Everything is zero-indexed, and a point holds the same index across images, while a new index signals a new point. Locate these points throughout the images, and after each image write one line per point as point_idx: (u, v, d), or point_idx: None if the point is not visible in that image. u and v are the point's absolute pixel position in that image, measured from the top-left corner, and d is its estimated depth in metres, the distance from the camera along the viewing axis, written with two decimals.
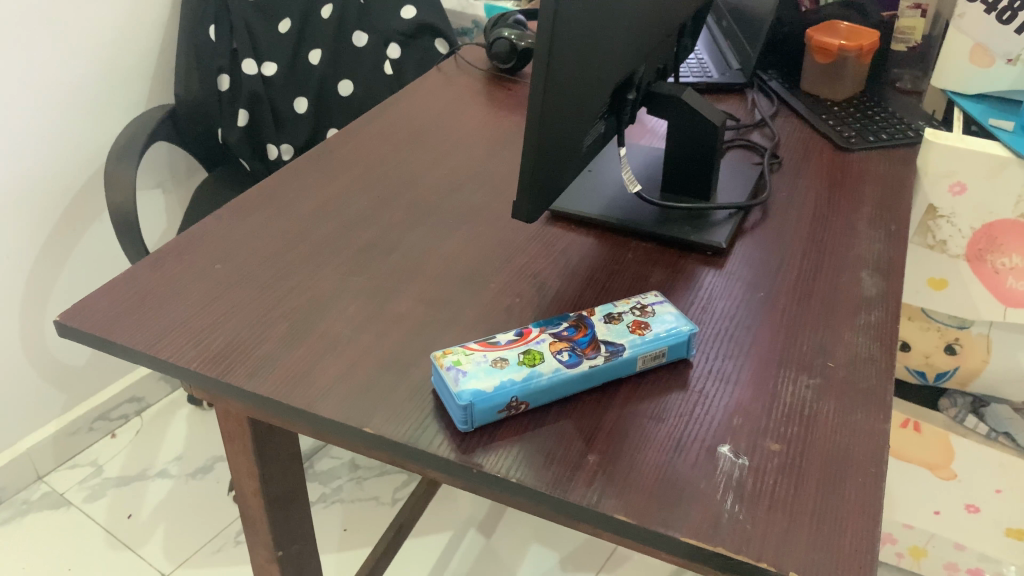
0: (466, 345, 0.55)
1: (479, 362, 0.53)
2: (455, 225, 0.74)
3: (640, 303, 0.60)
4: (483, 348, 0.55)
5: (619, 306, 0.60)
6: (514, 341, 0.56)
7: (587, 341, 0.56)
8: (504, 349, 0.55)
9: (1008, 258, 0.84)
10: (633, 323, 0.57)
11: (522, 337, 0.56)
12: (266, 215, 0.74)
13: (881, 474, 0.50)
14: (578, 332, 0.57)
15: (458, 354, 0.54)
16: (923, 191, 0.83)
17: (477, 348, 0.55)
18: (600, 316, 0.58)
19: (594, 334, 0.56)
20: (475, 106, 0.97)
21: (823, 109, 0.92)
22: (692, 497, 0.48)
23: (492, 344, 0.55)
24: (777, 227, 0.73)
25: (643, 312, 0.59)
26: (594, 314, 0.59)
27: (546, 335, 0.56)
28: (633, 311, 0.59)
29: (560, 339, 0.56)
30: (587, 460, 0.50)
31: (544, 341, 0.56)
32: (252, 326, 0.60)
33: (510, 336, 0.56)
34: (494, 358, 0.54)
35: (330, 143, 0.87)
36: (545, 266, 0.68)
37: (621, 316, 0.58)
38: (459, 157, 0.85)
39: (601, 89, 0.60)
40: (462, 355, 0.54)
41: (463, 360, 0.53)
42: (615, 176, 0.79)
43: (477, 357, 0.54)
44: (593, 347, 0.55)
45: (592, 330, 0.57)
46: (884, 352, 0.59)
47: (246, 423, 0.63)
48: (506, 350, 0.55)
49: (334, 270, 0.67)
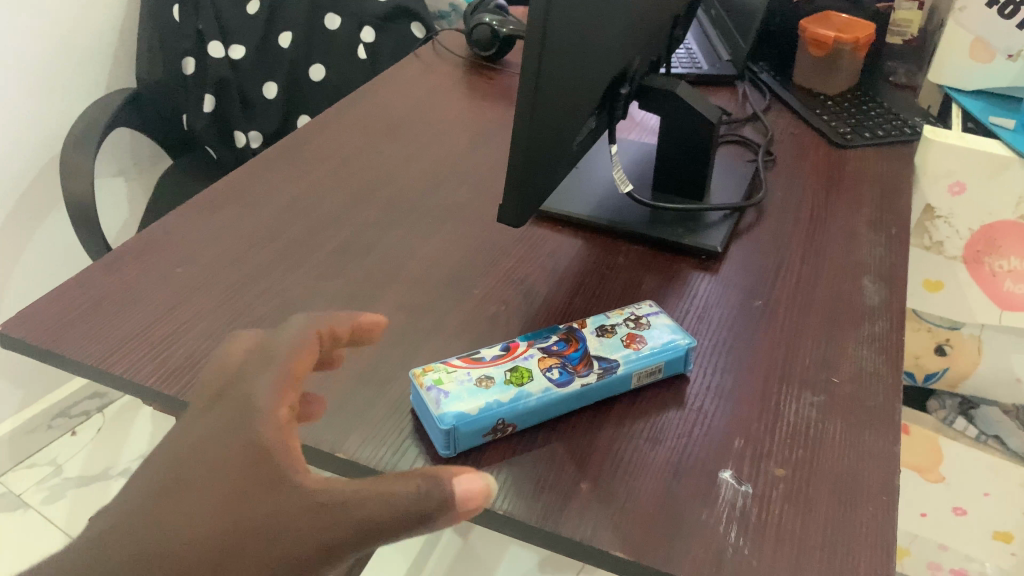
0: (448, 362, 0.51)
1: (462, 381, 0.49)
2: (435, 225, 0.69)
3: (633, 314, 0.56)
4: (467, 364, 0.51)
5: (612, 318, 0.56)
6: (501, 356, 0.52)
7: (578, 357, 0.52)
8: (489, 366, 0.51)
9: (1006, 261, 0.81)
10: (627, 336, 0.54)
11: (508, 352, 0.52)
12: (231, 213, 0.69)
13: (893, 502, 0.46)
14: (568, 346, 0.53)
15: (440, 372, 0.50)
16: (922, 191, 0.79)
17: (460, 365, 0.51)
18: (591, 329, 0.54)
19: (586, 349, 0.53)
20: (455, 96, 0.93)
21: (817, 103, 0.88)
22: (693, 528, 0.45)
23: (476, 360, 0.51)
24: (773, 230, 0.70)
25: (637, 324, 0.55)
26: (585, 327, 0.55)
27: (534, 349, 0.52)
28: (627, 323, 0.55)
29: (549, 354, 0.52)
30: (580, 488, 0.47)
31: (533, 357, 0.52)
32: (215, 337, 0.56)
33: (496, 351, 0.52)
34: (478, 377, 0.50)
35: (301, 134, 0.82)
36: (532, 270, 0.64)
37: (614, 329, 0.55)
38: (438, 151, 0.81)
39: (594, 83, 0.56)
40: (444, 373, 0.50)
41: (445, 379, 0.49)
42: (604, 173, 0.75)
43: (460, 374, 0.50)
44: (585, 364, 0.51)
45: (584, 344, 0.53)
46: (890, 366, 0.56)
47: None
48: (491, 367, 0.51)
49: (305, 274, 0.62)
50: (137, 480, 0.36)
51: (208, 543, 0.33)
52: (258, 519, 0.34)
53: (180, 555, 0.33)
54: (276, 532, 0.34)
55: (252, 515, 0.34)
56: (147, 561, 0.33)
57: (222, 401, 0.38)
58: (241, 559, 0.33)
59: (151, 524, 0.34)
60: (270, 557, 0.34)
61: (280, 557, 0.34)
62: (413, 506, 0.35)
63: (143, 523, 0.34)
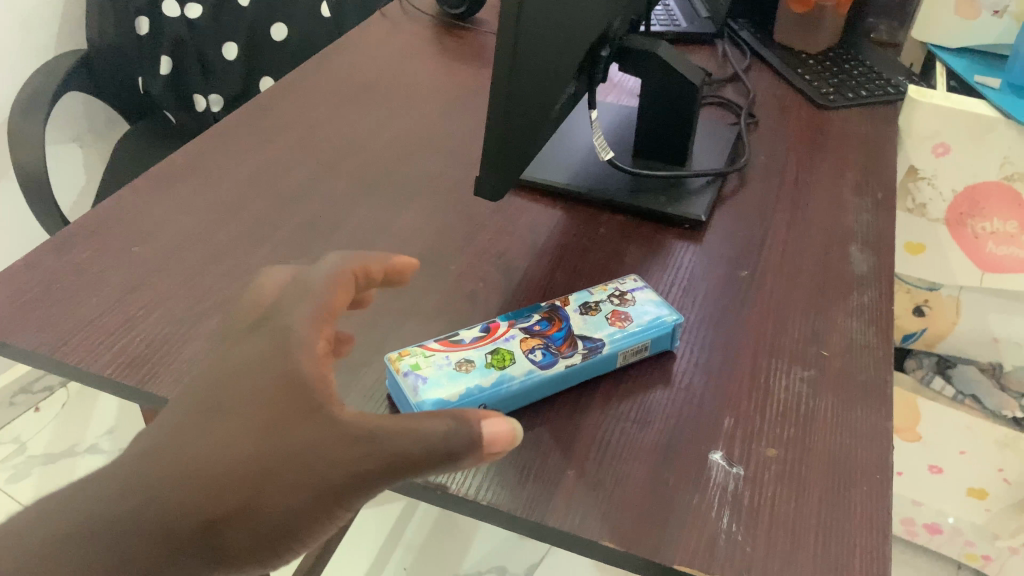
0: (425, 345, 0.49)
1: (441, 366, 0.47)
2: (408, 198, 0.66)
3: (618, 290, 0.54)
4: (445, 347, 0.48)
5: (595, 294, 0.54)
6: (481, 338, 0.49)
7: (561, 337, 0.50)
8: (469, 349, 0.48)
9: (988, 223, 0.79)
10: (612, 313, 0.52)
11: (488, 334, 0.50)
12: (191, 187, 0.65)
13: (887, 481, 0.45)
14: (551, 326, 0.51)
15: (417, 356, 0.47)
16: (905, 151, 0.78)
17: (438, 348, 0.48)
18: (575, 307, 0.52)
19: (570, 328, 0.50)
20: (425, 57, 0.89)
21: (799, 61, 0.86)
22: (684, 515, 0.43)
23: (455, 343, 0.49)
24: (757, 197, 0.68)
25: (622, 301, 0.53)
26: (568, 305, 0.53)
27: (515, 330, 0.50)
28: (611, 299, 0.53)
29: (532, 335, 0.50)
30: (567, 475, 0.45)
31: (515, 338, 0.49)
32: (178, 321, 0.53)
33: (475, 332, 0.50)
34: (458, 360, 0.47)
35: (264, 100, 0.78)
36: (510, 244, 0.62)
37: (598, 306, 0.52)
38: (409, 117, 0.78)
39: (574, 46, 0.53)
40: (422, 357, 0.47)
41: (423, 364, 0.47)
42: (582, 140, 0.73)
43: (438, 359, 0.47)
44: (569, 344, 0.49)
45: (567, 323, 0.51)
46: (880, 337, 0.54)
47: None
48: (471, 350, 0.48)
49: (272, 252, 0.59)
50: (185, 398, 0.37)
51: (249, 465, 0.34)
52: (296, 446, 0.35)
53: (223, 473, 0.34)
54: (312, 459, 0.34)
55: (291, 442, 0.35)
56: (192, 477, 0.34)
57: (264, 331, 0.39)
58: (278, 481, 0.34)
59: (196, 442, 0.35)
60: (305, 484, 0.34)
61: (315, 484, 0.34)
62: (441, 444, 0.35)
63: (191, 440, 0.35)
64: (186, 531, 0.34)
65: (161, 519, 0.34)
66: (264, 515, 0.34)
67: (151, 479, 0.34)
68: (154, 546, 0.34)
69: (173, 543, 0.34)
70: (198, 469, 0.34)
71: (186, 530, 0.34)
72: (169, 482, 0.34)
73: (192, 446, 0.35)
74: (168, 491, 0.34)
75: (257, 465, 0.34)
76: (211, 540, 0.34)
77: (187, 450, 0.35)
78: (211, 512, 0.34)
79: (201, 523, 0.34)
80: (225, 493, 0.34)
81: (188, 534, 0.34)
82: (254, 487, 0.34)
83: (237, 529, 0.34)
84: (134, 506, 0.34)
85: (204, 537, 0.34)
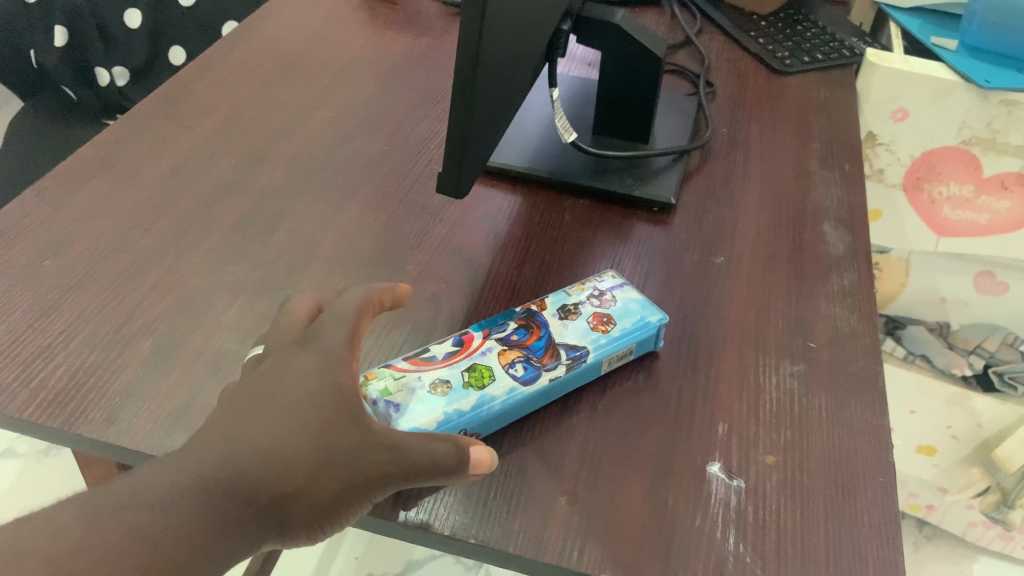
0: (394, 364, 0.44)
1: (415, 390, 0.42)
2: (353, 188, 0.61)
3: (595, 289, 0.50)
4: (416, 366, 0.44)
5: (573, 295, 0.50)
6: (454, 354, 0.45)
7: (542, 347, 0.45)
8: (443, 367, 0.44)
9: (945, 188, 0.80)
10: (593, 317, 0.48)
11: (462, 348, 0.45)
12: (105, 186, 0.58)
13: (890, 484, 0.43)
14: (529, 335, 0.46)
15: (386, 379, 0.43)
16: (864, 118, 0.76)
17: (408, 368, 0.44)
18: (552, 312, 0.48)
19: (550, 337, 0.46)
20: (356, 25, 0.82)
21: (750, 23, 0.83)
22: (688, 538, 0.40)
23: (426, 361, 0.44)
24: (723, 173, 0.65)
25: (602, 301, 0.49)
26: (546, 309, 0.49)
27: (491, 342, 0.46)
28: (591, 300, 0.49)
29: (510, 346, 0.45)
30: (559, 502, 0.41)
31: (491, 351, 0.45)
32: (103, 347, 0.46)
33: (447, 348, 0.45)
34: (432, 382, 0.43)
35: (180, 80, 0.70)
36: (471, 237, 0.57)
37: (578, 309, 0.49)
38: (344, 93, 0.71)
39: (537, 24, 0.48)
40: (392, 380, 0.43)
41: (394, 389, 0.42)
42: (536, 118, 0.68)
43: (410, 381, 0.43)
44: (551, 355, 0.45)
45: (546, 331, 0.47)
46: (865, 323, 0.52)
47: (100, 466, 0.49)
48: (445, 369, 0.44)
49: (206, 258, 0.53)
50: (230, 396, 0.37)
51: (309, 457, 0.35)
52: (347, 445, 0.36)
53: (285, 460, 0.34)
54: (356, 456, 0.36)
55: (339, 440, 0.36)
56: (260, 460, 0.34)
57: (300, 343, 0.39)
58: (334, 471, 0.35)
59: (258, 429, 0.35)
60: (352, 478, 0.36)
61: (359, 478, 0.36)
62: (448, 463, 0.37)
63: (256, 427, 0.35)
64: (254, 505, 0.34)
65: (230, 494, 0.34)
66: (314, 498, 0.35)
67: (224, 455, 0.34)
68: (225, 520, 0.33)
69: (244, 520, 0.34)
70: (262, 453, 0.34)
71: (252, 506, 0.34)
72: (238, 462, 0.34)
73: (252, 431, 0.35)
74: (239, 469, 0.34)
75: (315, 455, 0.35)
76: (272, 517, 0.34)
77: (247, 435, 0.35)
78: (275, 491, 0.34)
79: (266, 504, 0.34)
80: (288, 475, 0.34)
81: (261, 507, 0.34)
82: (310, 478, 0.35)
83: (294, 509, 0.35)
84: (206, 484, 0.34)
85: (265, 513, 0.34)
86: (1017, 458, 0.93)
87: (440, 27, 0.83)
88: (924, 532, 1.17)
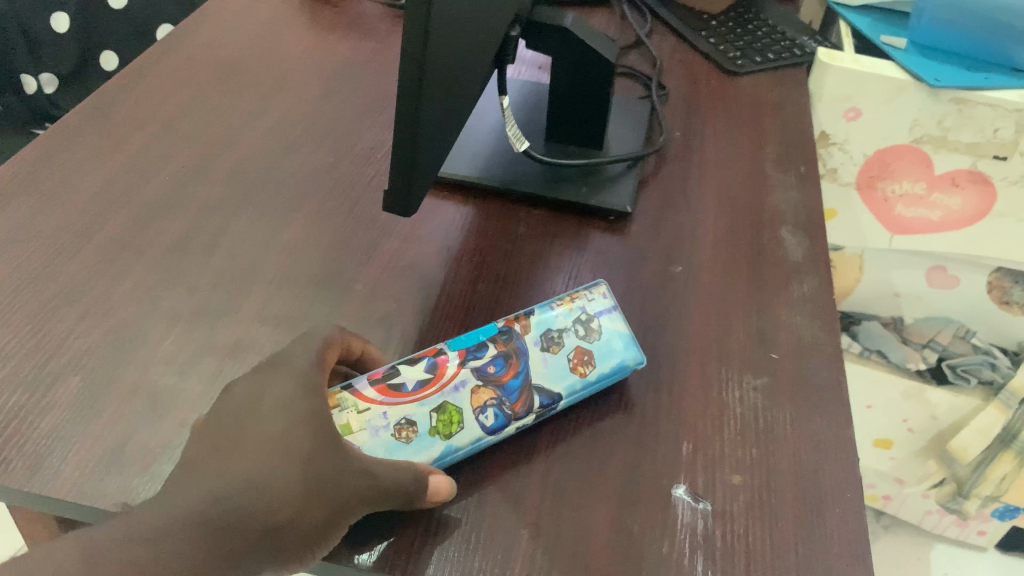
0: (360, 391, 0.41)
1: (378, 433, 0.40)
2: (297, 203, 0.58)
3: (584, 313, 0.48)
4: (384, 398, 0.42)
5: (559, 317, 0.48)
6: (426, 384, 0.43)
7: (517, 389, 0.43)
8: (411, 403, 0.42)
9: (898, 185, 0.80)
10: (574, 356, 0.46)
11: (435, 378, 0.43)
12: (25, 209, 0.54)
13: (858, 499, 0.42)
14: (506, 370, 0.44)
15: (349, 412, 0.41)
16: (818, 116, 0.76)
17: (375, 398, 0.41)
18: (535, 338, 0.46)
19: (527, 376, 0.44)
20: (297, 29, 0.79)
21: (700, 23, 0.82)
22: (656, 567, 0.38)
23: (395, 390, 0.42)
24: (679, 178, 0.63)
25: (587, 333, 0.47)
26: (528, 336, 0.46)
27: (466, 373, 0.44)
28: (575, 330, 0.47)
29: (485, 384, 0.43)
30: (521, 535, 0.39)
31: (465, 387, 0.43)
32: (27, 386, 0.43)
33: (419, 373, 0.43)
34: (398, 423, 0.41)
35: (108, 91, 0.67)
36: (423, 252, 0.55)
37: (560, 340, 0.46)
38: (285, 102, 0.68)
39: (484, 33, 0.46)
40: (355, 415, 0.41)
41: (357, 427, 0.40)
42: (487, 126, 0.66)
43: (375, 419, 0.41)
44: (524, 402, 0.43)
45: (525, 367, 0.45)
46: (827, 331, 0.51)
47: (21, 514, 0.45)
48: (412, 406, 0.42)
49: (139, 284, 0.50)
50: (206, 426, 0.37)
51: (296, 485, 0.35)
52: (331, 470, 0.36)
53: (273, 491, 0.34)
54: (338, 479, 0.36)
55: (322, 464, 0.36)
56: (250, 492, 0.34)
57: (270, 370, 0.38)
58: (321, 496, 0.35)
59: (243, 461, 0.35)
60: (339, 500, 0.36)
61: (345, 501, 0.36)
62: (414, 487, 0.37)
63: (242, 461, 0.35)
64: (247, 538, 0.33)
65: (221, 529, 0.33)
66: (303, 524, 0.35)
67: (211, 489, 0.34)
68: (220, 556, 0.33)
69: (236, 553, 0.33)
70: (250, 486, 0.34)
71: (246, 539, 0.33)
72: (228, 497, 0.34)
73: (238, 460, 0.35)
74: (227, 504, 0.34)
75: (302, 482, 0.35)
76: (266, 550, 0.34)
77: (235, 462, 0.35)
78: (266, 520, 0.34)
79: (258, 537, 0.34)
80: (278, 506, 0.34)
81: (254, 540, 0.34)
82: (299, 506, 0.34)
83: (283, 535, 0.34)
84: (196, 521, 0.33)
85: (258, 545, 0.34)
86: (972, 448, 0.96)
87: (384, 31, 0.80)
88: (881, 521, 1.18)
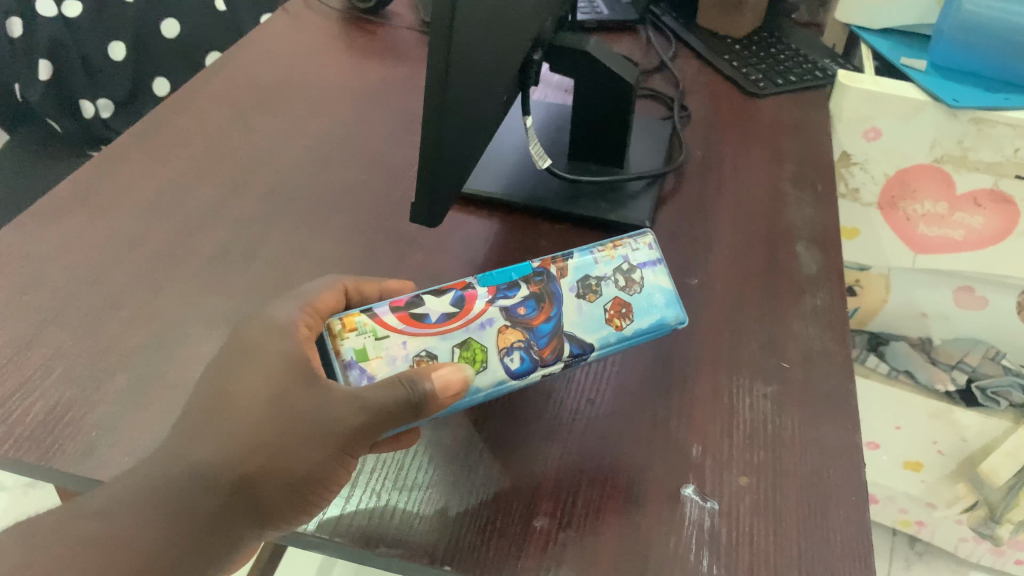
0: (380, 316, 0.43)
1: (395, 361, 0.42)
2: (330, 218, 0.61)
3: (625, 263, 0.49)
4: (405, 327, 0.44)
5: (600, 264, 0.48)
6: (451, 317, 0.45)
7: (546, 334, 0.45)
8: (434, 335, 0.44)
9: (920, 205, 0.81)
10: (612, 305, 0.47)
11: (461, 313, 0.45)
12: (81, 221, 0.58)
13: (862, 503, 0.43)
14: (537, 313, 0.46)
15: (367, 337, 0.43)
16: (838, 136, 0.78)
17: (395, 326, 0.43)
18: (572, 284, 0.47)
19: (557, 322, 0.46)
20: (336, 56, 0.83)
21: (723, 46, 0.84)
22: (662, 561, 0.40)
23: (417, 320, 0.44)
24: (697, 195, 0.65)
25: (627, 283, 0.48)
26: (564, 280, 0.47)
27: (494, 312, 0.45)
28: (615, 280, 0.48)
29: (513, 323, 0.45)
30: (536, 526, 0.41)
31: (490, 326, 0.45)
32: (79, 382, 0.46)
33: (444, 306, 0.45)
34: (417, 354, 0.43)
35: (159, 113, 0.71)
36: (447, 263, 0.57)
37: (598, 288, 0.47)
38: (323, 124, 0.72)
39: (505, 54, 0.49)
40: (373, 341, 0.43)
41: (374, 353, 0.42)
42: (512, 146, 0.69)
43: (393, 347, 0.43)
44: (552, 347, 0.45)
45: (558, 309, 0.46)
46: (838, 342, 0.53)
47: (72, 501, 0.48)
48: (434, 339, 0.44)
49: (183, 290, 0.53)
50: (198, 392, 0.40)
51: (263, 434, 0.38)
52: (302, 410, 0.38)
53: (239, 444, 0.38)
54: (313, 417, 0.38)
55: (295, 406, 0.38)
56: (220, 447, 0.38)
57: (249, 328, 0.42)
58: (293, 441, 0.38)
59: (215, 421, 0.38)
60: (321, 435, 0.38)
61: (324, 435, 0.38)
62: (412, 396, 0.39)
63: (212, 423, 0.38)
64: (221, 490, 0.37)
65: (195, 483, 0.37)
66: (287, 468, 0.38)
67: (183, 450, 0.38)
68: (202, 508, 0.37)
69: (215, 504, 0.37)
70: (219, 441, 0.38)
71: (219, 493, 0.37)
72: (200, 456, 0.38)
73: (207, 421, 0.38)
74: (191, 465, 0.38)
75: (270, 429, 0.38)
76: (248, 499, 0.38)
77: (221, 426, 0.38)
78: (236, 471, 0.38)
79: (234, 486, 0.38)
80: (247, 457, 0.38)
81: (230, 489, 0.38)
82: (271, 451, 0.38)
83: (267, 484, 0.38)
84: (172, 482, 0.37)
85: (236, 494, 0.38)
86: (1001, 471, 0.93)
87: (419, 57, 0.84)
88: (915, 548, 1.17)
